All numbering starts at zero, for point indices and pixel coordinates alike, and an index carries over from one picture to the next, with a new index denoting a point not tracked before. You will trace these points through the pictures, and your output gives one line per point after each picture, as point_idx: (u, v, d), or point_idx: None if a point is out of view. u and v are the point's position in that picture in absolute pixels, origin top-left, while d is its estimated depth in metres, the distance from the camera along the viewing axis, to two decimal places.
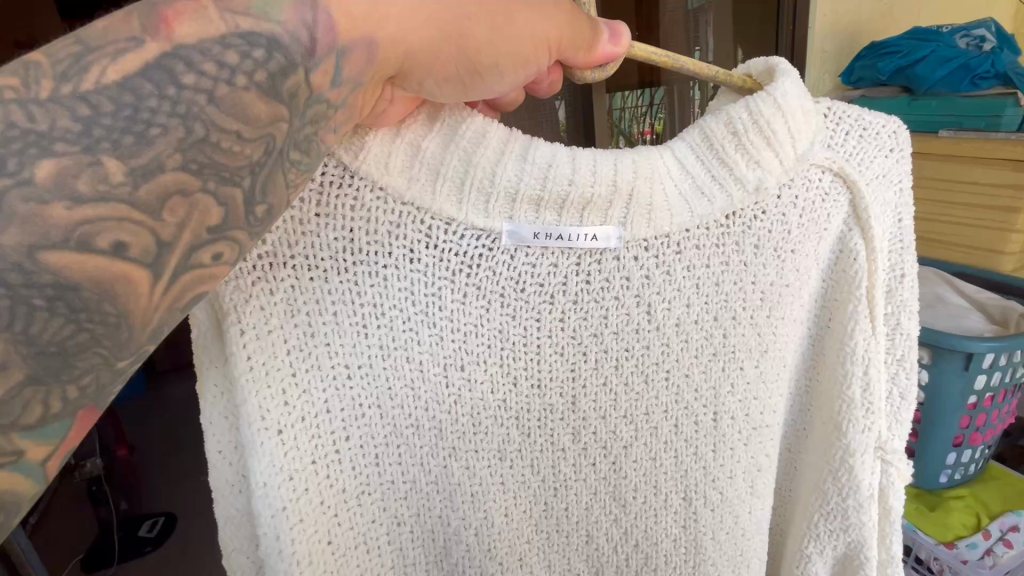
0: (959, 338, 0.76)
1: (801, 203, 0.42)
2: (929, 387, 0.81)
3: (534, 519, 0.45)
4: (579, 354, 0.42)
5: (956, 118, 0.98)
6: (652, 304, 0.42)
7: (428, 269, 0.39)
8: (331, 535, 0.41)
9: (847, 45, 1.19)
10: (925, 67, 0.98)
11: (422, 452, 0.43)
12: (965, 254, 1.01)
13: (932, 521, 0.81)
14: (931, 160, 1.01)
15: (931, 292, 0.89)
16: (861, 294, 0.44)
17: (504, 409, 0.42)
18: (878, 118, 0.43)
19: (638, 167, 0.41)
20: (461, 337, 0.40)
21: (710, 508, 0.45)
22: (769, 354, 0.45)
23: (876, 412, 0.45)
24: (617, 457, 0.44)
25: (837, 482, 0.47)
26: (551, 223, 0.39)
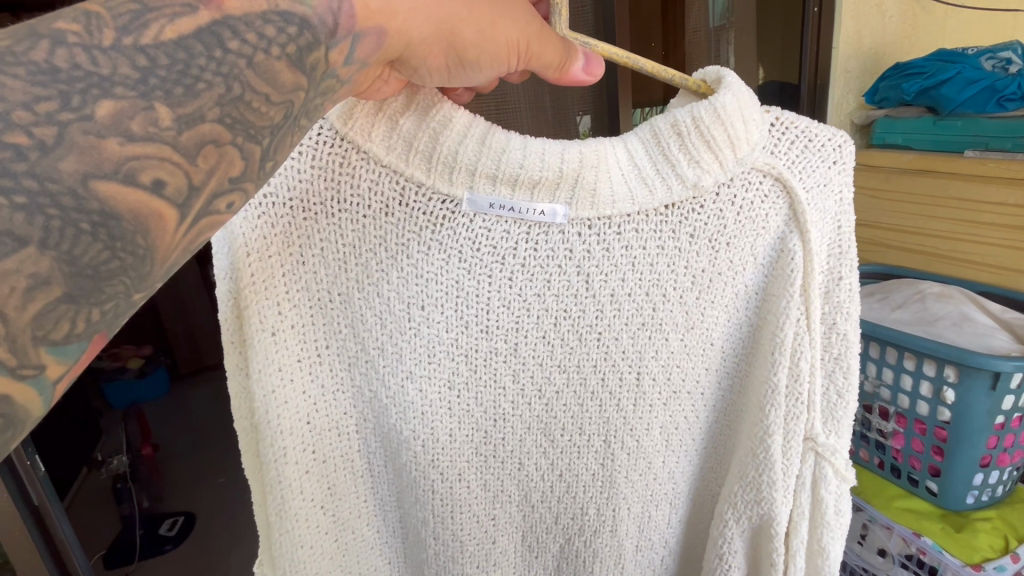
0: (987, 357, 0.73)
1: (739, 202, 0.49)
2: (954, 405, 0.78)
3: (475, 443, 0.53)
4: (524, 309, 0.50)
5: (983, 140, 0.96)
6: (590, 274, 0.49)
7: (399, 223, 0.47)
8: (309, 418, 0.50)
9: (871, 64, 1.21)
10: (949, 88, 1.00)
11: (382, 371, 0.50)
12: (989, 272, 0.97)
13: (955, 539, 0.79)
14: (955, 180, 0.98)
15: (957, 311, 0.87)
16: (794, 288, 0.49)
17: (455, 345, 0.50)
18: (824, 132, 0.48)
19: (584, 158, 0.48)
20: (423, 281, 0.48)
21: (626, 451, 0.54)
22: (694, 330, 0.52)
23: (806, 402, 0.51)
24: (550, 401, 0.52)
25: (756, 459, 0.53)
26: (506, 197, 0.47)
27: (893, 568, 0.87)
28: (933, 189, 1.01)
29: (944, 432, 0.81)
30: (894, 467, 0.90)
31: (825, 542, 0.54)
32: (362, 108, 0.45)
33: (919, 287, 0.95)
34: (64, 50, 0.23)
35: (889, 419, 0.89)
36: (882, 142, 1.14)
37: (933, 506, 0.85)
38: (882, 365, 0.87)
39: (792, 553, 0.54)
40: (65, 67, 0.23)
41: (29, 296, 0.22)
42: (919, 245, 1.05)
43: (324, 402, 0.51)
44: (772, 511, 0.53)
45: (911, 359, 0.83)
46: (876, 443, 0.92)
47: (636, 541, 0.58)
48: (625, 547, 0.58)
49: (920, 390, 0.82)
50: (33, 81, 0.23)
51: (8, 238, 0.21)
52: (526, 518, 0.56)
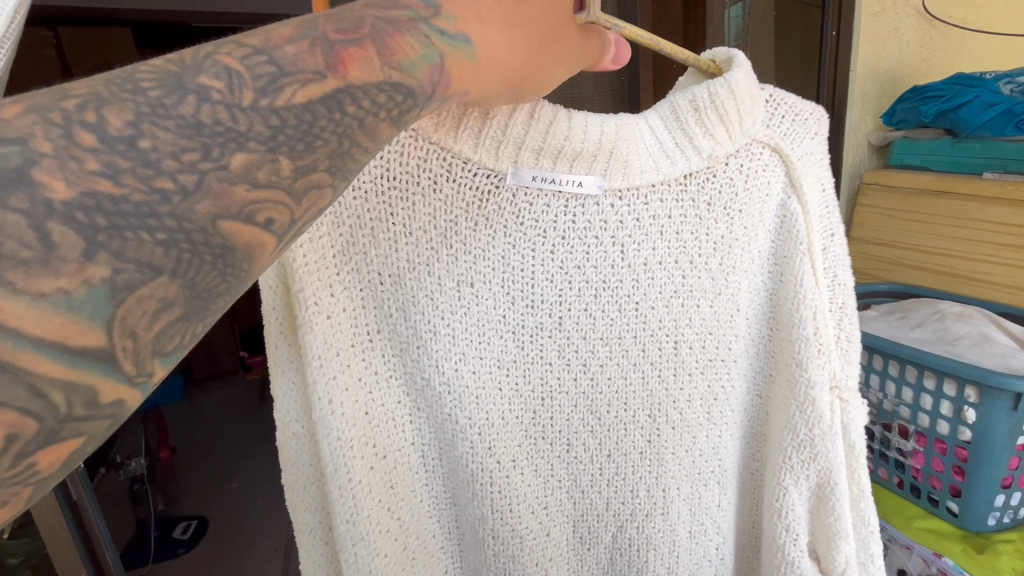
0: (1007, 376, 0.75)
1: (746, 171, 0.53)
2: (975, 425, 0.80)
3: (526, 425, 0.56)
4: (565, 281, 0.53)
5: (1001, 162, 0.99)
6: (625, 245, 0.53)
7: (447, 199, 0.50)
8: (367, 407, 0.52)
9: (889, 86, 1.23)
10: (968, 110, 1.02)
11: (437, 354, 0.52)
12: (1005, 291, 0.98)
13: (981, 563, 0.79)
14: (973, 202, 1.00)
15: (979, 331, 0.88)
16: (803, 248, 0.54)
17: (503, 322, 0.53)
18: (808, 106, 0.53)
19: (619, 132, 0.52)
20: (472, 257, 0.51)
21: (671, 425, 0.58)
22: (722, 296, 0.56)
23: (826, 350, 0.55)
24: (594, 377, 0.56)
25: (804, 415, 0.56)
26: (547, 169, 0.51)
27: None
28: (951, 210, 1.03)
29: (964, 453, 0.82)
30: (914, 487, 0.91)
31: (861, 486, 0.58)
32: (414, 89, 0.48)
33: (939, 307, 0.97)
34: (209, 106, 0.25)
35: (908, 437, 0.90)
36: (900, 163, 1.17)
37: (954, 527, 0.86)
38: (901, 384, 0.89)
39: (840, 504, 0.57)
40: (209, 124, 0.24)
41: (156, 317, 0.23)
42: (936, 264, 1.07)
43: (379, 389, 0.53)
44: (817, 460, 0.57)
45: (931, 377, 0.85)
46: (896, 462, 0.93)
47: (689, 525, 0.60)
48: (677, 530, 0.60)
49: (941, 409, 0.84)
50: (181, 134, 0.24)
51: (148, 269, 0.23)
52: (577, 505, 0.58)
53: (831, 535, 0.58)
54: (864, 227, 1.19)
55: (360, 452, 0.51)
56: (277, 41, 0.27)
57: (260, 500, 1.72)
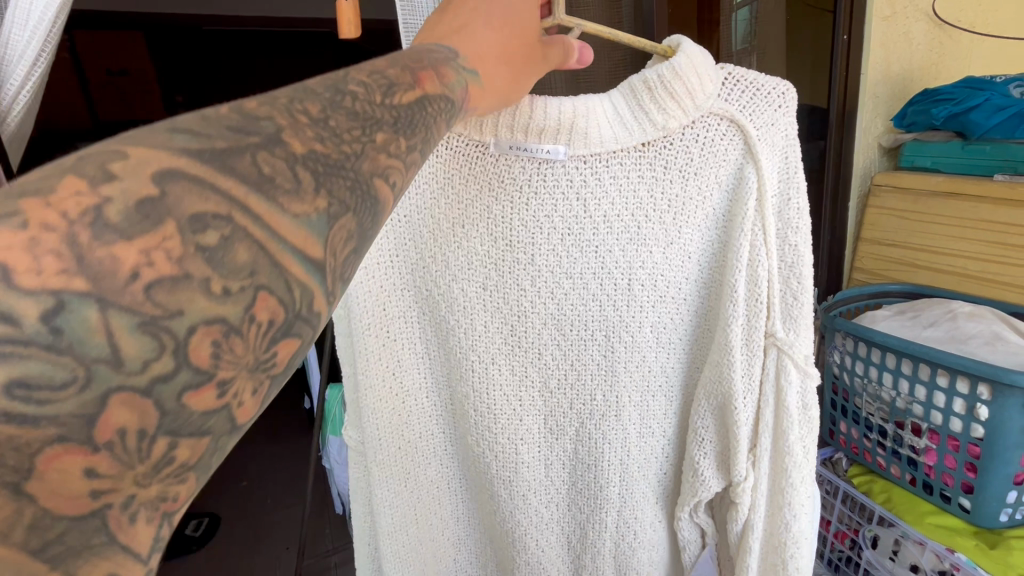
0: (1013, 372, 0.76)
1: (701, 140, 0.55)
2: (988, 422, 0.81)
3: (499, 347, 0.62)
4: (536, 225, 0.58)
5: (1011, 163, 1.01)
6: (587, 199, 0.57)
7: (442, 158, 0.59)
8: (383, 310, 0.63)
9: (900, 87, 1.25)
10: (978, 114, 1.05)
11: (430, 276, 0.62)
12: (1011, 290, 0.99)
13: (992, 557, 0.81)
14: (983, 202, 1.01)
15: (988, 330, 0.89)
16: (751, 208, 0.55)
17: (483, 258, 0.60)
18: (769, 80, 0.54)
19: (576, 110, 0.56)
20: (458, 203, 0.59)
21: (624, 350, 0.61)
22: (674, 246, 0.58)
23: (763, 304, 0.56)
24: (556, 306, 0.61)
25: (723, 352, 0.58)
26: (520, 141, 0.57)
27: None
28: (965, 211, 1.04)
29: (977, 449, 0.84)
30: (926, 484, 0.93)
31: (787, 434, 0.58)
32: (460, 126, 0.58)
33: (950, 306, 0.98)
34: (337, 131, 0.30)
35: (921, 435, 0.91)
36: (911, 164, 1.18)
37: (966, 524, 0.87)
38: (915, 381, 0.89)
39: (760, 434, 0.59)
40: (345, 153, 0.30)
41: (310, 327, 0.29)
42: (948, 264, 1.08)
43: (389, 304, 0.63)
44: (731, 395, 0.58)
45: (945, 375, 0.85)
46: (909, 459, 0.95)
47: (638, 434, 0.64)
48: (628, 439, 0.64)
49: (953, 407, 0.85)
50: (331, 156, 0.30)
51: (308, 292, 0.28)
52: (547, 411, 0.64)
53: (740, 458, 0.60)
54: (876, 230, 1.20)
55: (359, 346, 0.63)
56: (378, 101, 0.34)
57: (272, 499, 1.77)
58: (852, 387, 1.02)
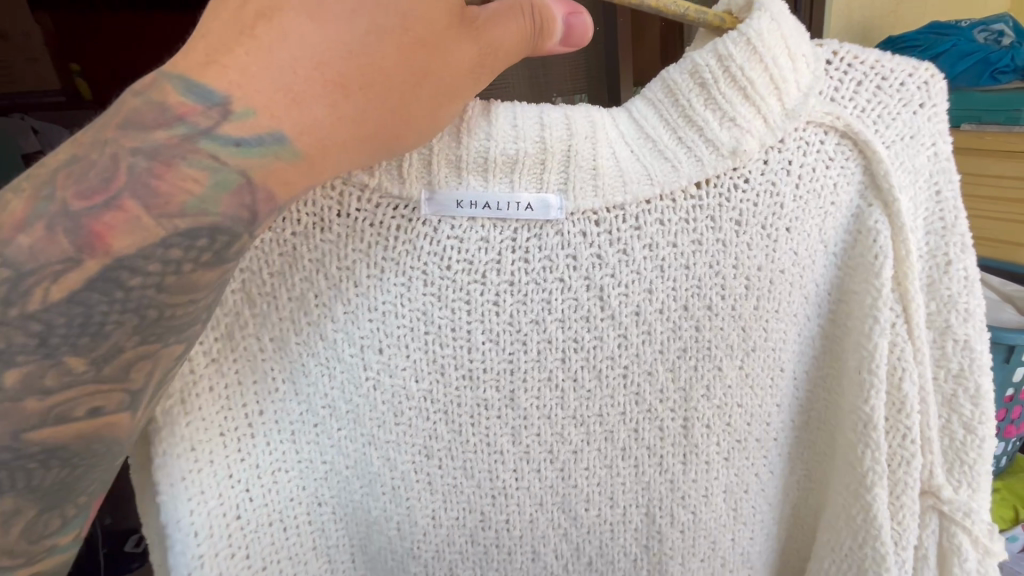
0: (997, 329, 0.75)
1: (801, 175, 0.40)
2: None
3: (470, 528, 0.43)
4: (517, 342, 0.40)
5: (977, 113, 0.97)
6: (605, 291, 0.40)
7: (340, 241, 0.38)
8: (240, 510, 0.39)
9: (861, 38, 1.20)
10: (943, 62, 0.99)
11: (340, 437, 0.41)
12: (989, 243, 1.00)
13: None
14: (954, 156, 1.01)
15: None
16: (884, 264, 0.40)
17: (430, 400, 0.40)
18: (900, 66, 0.40)
19: (574, 128, 0.39)
20: (382, 318, 0.39)
21: (677, 528, 0.44)
22: (753, 354, 0.42)
23: (916, 443, 0.42)
24: (578, 446, 0.42)
25: (859, 505, 0.43)
26: (477, 189, 0.38)
27: None
28: None
29: None
30: None
31: None
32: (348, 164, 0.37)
33: None
34: None
35: None
36: None
37: None
38: None
39: None
40: None
41: None
42: None
43: (258, 487, 0.40)
44: (873, 522, 0.42)
45: None
46: None
47: None
48: None
49: None
50: None
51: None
52: None
53: None
54: None
55: (239, 542, 0.39)
56: (11, 233, 0.26)
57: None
58: None
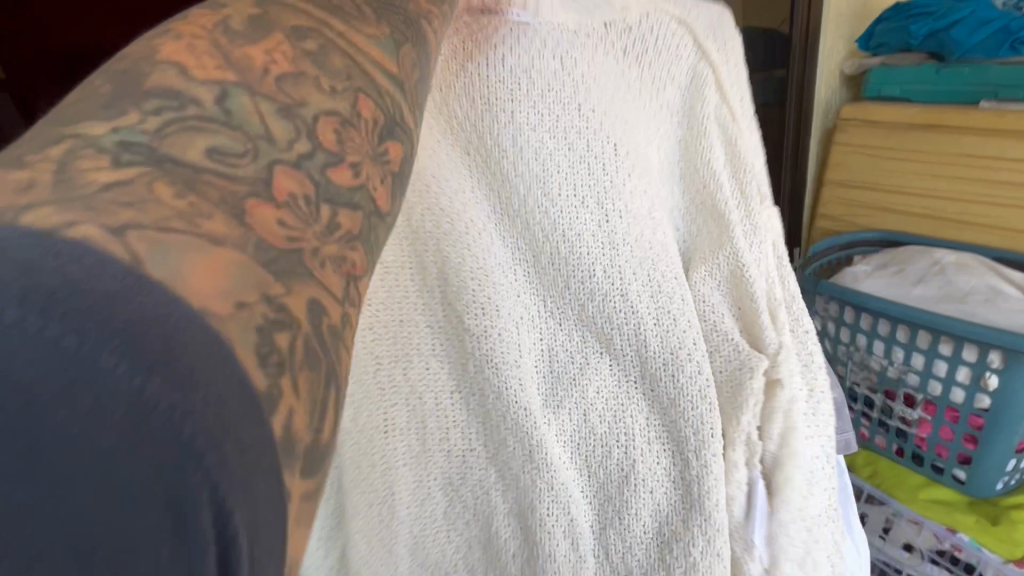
0: None
1: (647, 103, 0.42)
2: (997, 393, 0.72)
3: (492, 495, 0.45)
4: (557, 326, 0.43)
5: (993, 88, 0.90)
6: (604, 277, 0.41)
7: (438, 251, 0.41)
8: (397, 479, 0.45)
9: (862, 6, 1.10)
10: (960, 30, 0.92)
11: (433, 431, 0.44)
12: (998, 236, 0.89)
13: (994, 533, 0.74)
14: (967, 136, 0.90)
15: (983, 283, 0.80)
16: (721, 218, 0.43)
17: (462, 391, 0.43)
18: (715, 24, 0.42)
19: (580, 100, 0.40)
20: (439, 315, 0.43)
21: (648, 474, 0.43)
22: (667, 288, 0.41)
23: (773, 350, 0.43)
24: (495, 402, 0.43)
25: (769, 436, 0.43)
26: (506, 153, 0.40)
27: (922, 564, 0.81)
28: (945, 147, 0.93)
29: (979, 419, 0.75)
30: (914, 454, 0.84)
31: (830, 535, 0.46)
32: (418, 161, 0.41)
33: (935, 257, 0.87)
34: None
35: (914, 406, 0.81)
36: (878, 95, 1.04)
37: (959, 494, 0.80)
38: (911, 350, 0.79)
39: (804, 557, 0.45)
40: None
41: None
42: (920, 206, 0.97)
43: (424, 461, 0.45)
44: (768, 440, 0.43)
45: (948, 342, 0.75)
46: (897, 430, 0.85)
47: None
48: None
49: (956, 376, 0.75)
50: None
51: None
52: None
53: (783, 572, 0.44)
54: (841, 170, 1.07)
55: (408, 510, 0.46)
56: None
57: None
58: (834, 355, 0.90)
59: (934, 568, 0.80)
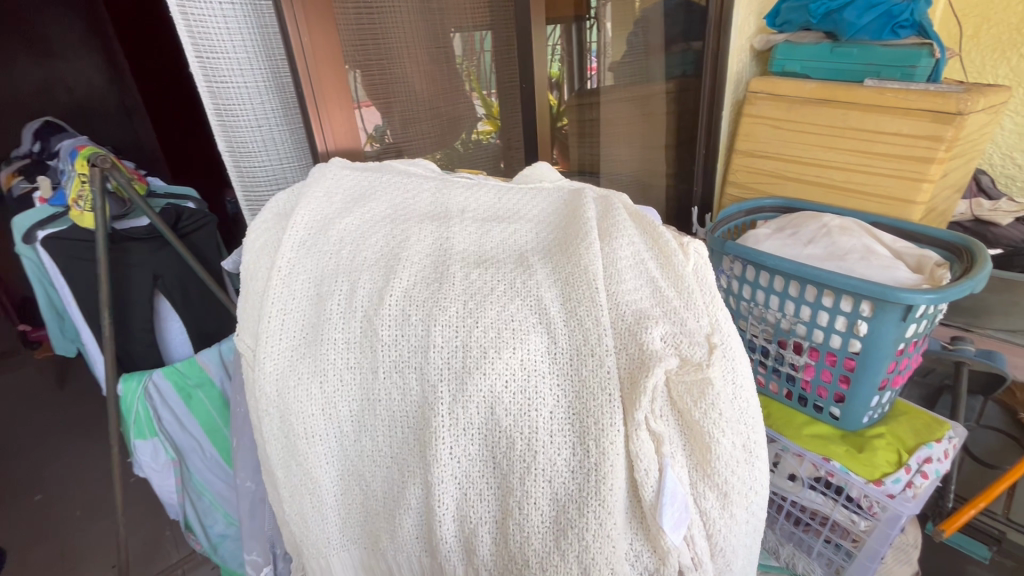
0: (902, 292, 0.75)
1: (537, 200, 0.57)
2: (866, 337, 0.82)
3: (378, 477, 0.42)
4: (428, 301, 0.43)
5: (877, 68, 1.00)
6: (479, 271, 0.46)
7: (319, 251, 0.47)
8: (281, 460, 0.43)
9: None
10: (852, 11, 0.99)
11: (305, 410, 0.42)
12: (878, 203, 1.00)
13: (860, 460, 0.85)
14: (853, 109, 0.99)
15: (860, 243, 0.89)
16: (615, 223, 0.50)
17: (339, 366, 0.42)
18: (598, 205, 0.54)
19: (438, 191, 0.56)
20: (315, 297, 0.45)
21: (556, 463, 0.38)
22: (579, 284, 0.44)
23: (689, 327, 0.43)
24: (382, 352, 0.41)
25: (694, 416, 0.41)
26: (383, 212, 0.52)
27: (802, 490, 0.92)
28: (836, 119, 1.01)
29: (851, 362, 0.85)
30: (801, 397, 0.95)
31: (751, 512, 0.45)
32: (310, 202, 0.51)
33: (823, 221, 0.96)
34: None
35: (801, 353, 0.91)
36: (782, 70, 1.13)
37: (835, 429, 0.91)
38: (800, 303, 0.88)
39: (719, 532, 0.43)
40: None
41: None
42: (814, 174, 1.07)
43: (304, 442, 0.42)
44: (687, 417, 0.41)
45: (830, 296, 0.84)
46: (787, 375, 0.96)
47: None
48: None
49: (835, 325, 0.85)
50: None
51: None
52: None
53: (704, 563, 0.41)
54: (750, 140, 1.15)
55: (289, 493, 0.44)
56: None
57: (81, 512, 1.40)
58: (738, 310, 0.99)
59: (810, 492, 0.91)
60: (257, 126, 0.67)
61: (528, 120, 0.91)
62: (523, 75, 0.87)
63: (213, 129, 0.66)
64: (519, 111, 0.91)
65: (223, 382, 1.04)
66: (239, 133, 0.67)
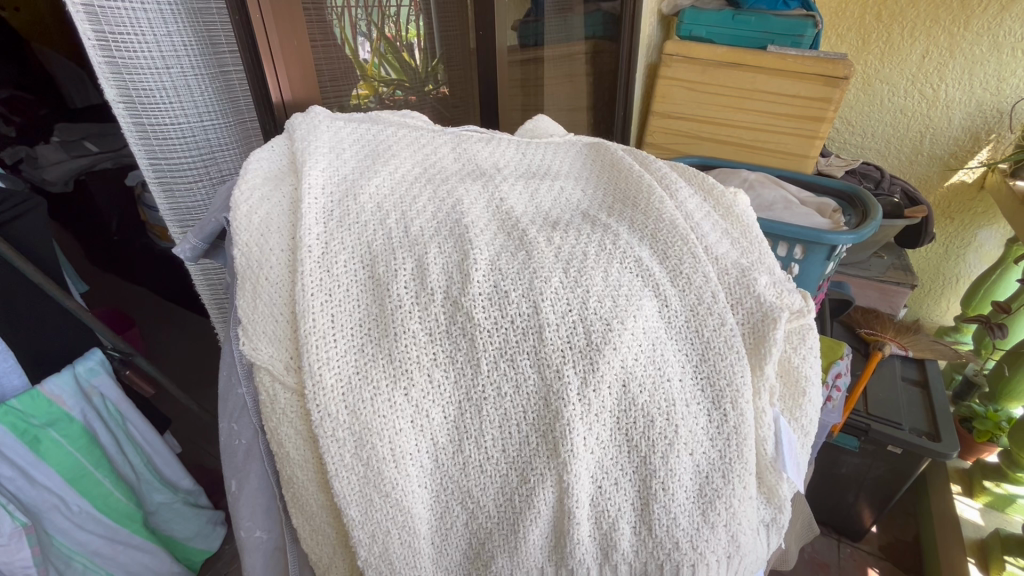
0: (830, 234, 0.85)
1: (561, 154, 0.51)
2: (798, 276, 0.92)
3: (490, 489, 0.35)
4: (525, 273, 0.36)
5: (771, 37, 1.11)
6: (559, 234, 0.39)
7: (358, 224, 0.37)
8: (359, 494, 0.33)
9: None
10: None
11: (392, 426, 0.33)
12: (780, 158, 1.14)
13: None
14: (760, 74, 1.08)
15: (777, 194, 0.99)
16: (663, 175, 0.47)
17: (429, 366, 0.33)
18: (631, 157, 0.50)
19: (458, 144, 0.47)
20: (370, 283, 0.35)
21: (695, 436, 0.35)
22: (669, 243, 0.40)
23: (776, 275, 0.42)
24: (481, 340, 0.34)
25: (792, 362, 0.41)
26: (411, 172, 0.42)
27: None
28: (746, 82, 1.10)
29: None
30: None
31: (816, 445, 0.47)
32: (319, 163, 0.39)
33: (743, 176, 1.05)
34: None
35: None
36: (688, 35, 1.18)
37: None
38: None
39: None
40: None
41: None
42: (725, 135, 1.16)
43: (393, 467, 0.33)
44: (786, 364, 0.41)
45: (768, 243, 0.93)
46: None
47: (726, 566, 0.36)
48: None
49: None
50: None
51: None
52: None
53: None
54: (666, 102, 1.20)
55: (369, 535, 0.34)
56: None
57: None
58: None
59: None
60: (163, 64, 0.49)
61: (482, 72, 0.85)
62: (478, 24, 0.81)
63: (94, 68, 0.46)
64: (474, 66, 0.84)
65: (87, 413, 0.67)
66: (136, 73, 0.48)
